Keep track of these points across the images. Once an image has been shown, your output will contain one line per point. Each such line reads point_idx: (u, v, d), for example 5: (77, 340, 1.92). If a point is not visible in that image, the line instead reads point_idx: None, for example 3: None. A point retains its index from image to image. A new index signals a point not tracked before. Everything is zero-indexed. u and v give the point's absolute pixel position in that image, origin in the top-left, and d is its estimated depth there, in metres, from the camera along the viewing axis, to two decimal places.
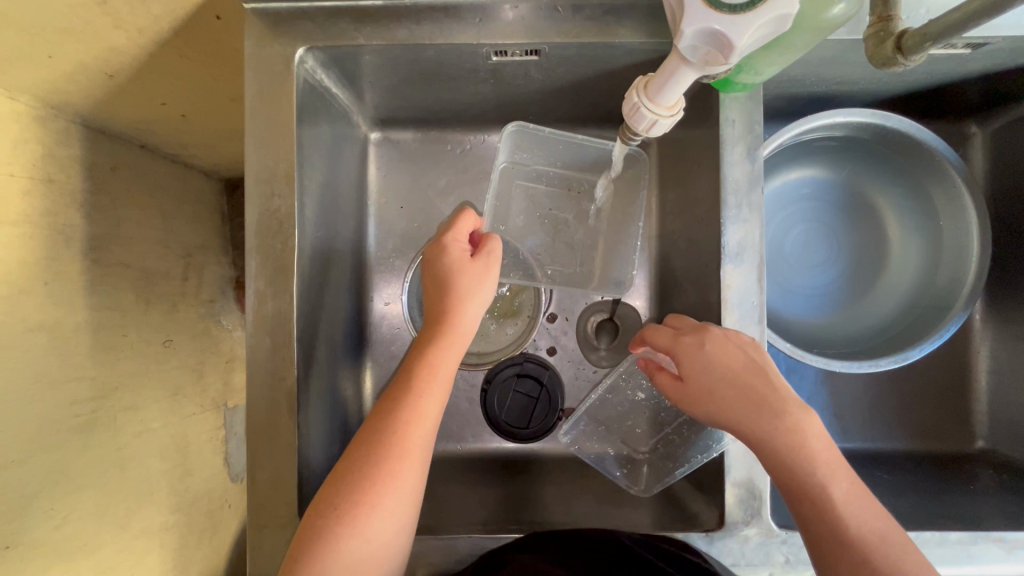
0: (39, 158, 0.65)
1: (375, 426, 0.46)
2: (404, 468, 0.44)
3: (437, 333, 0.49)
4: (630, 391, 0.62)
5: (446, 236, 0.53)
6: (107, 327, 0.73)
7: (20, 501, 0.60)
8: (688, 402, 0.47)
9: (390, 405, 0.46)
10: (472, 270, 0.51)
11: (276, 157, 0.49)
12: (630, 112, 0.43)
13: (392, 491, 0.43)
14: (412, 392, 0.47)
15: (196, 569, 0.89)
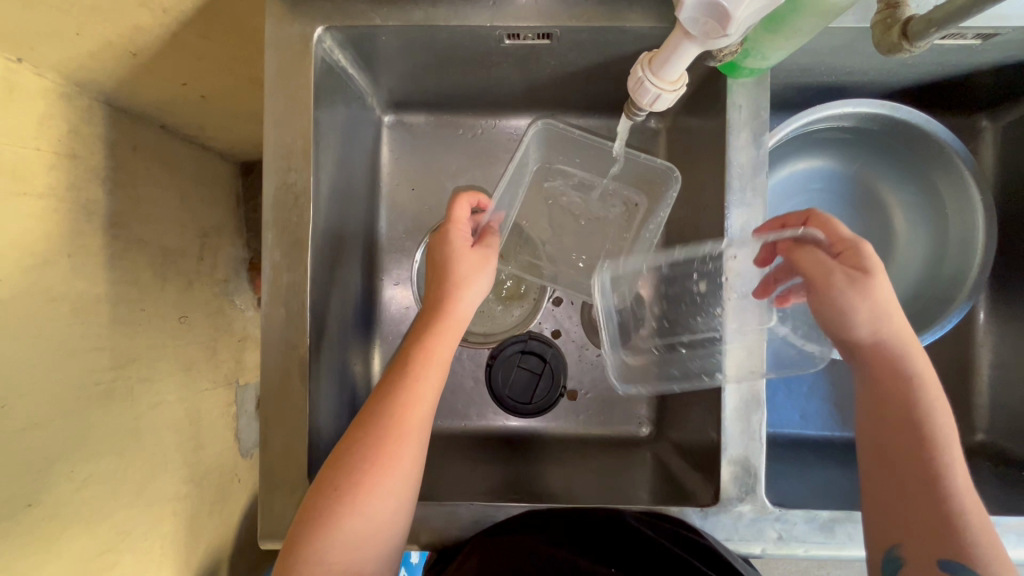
0: (65, 133, 0.67)
1: (373, 411, 0.48)
2: (402, 449, 0.46)
3: (434, 320, 0.51)
4: (693, 275, 0.55)
5: (447, 225, 0.54)
6: (125, 301, 0.76)
7: (44, 462, 0.62)
8: (854, 296, 0.46)
9: (388, 389, 0.48)
10: (471, 258, 0.52)
11: (294, 133, 0.51)
12: (635, 87, 0.42)
13: (390, 473, 0.46)
14: (410, 377, 0.48)
15: (206, 539, 0.91)
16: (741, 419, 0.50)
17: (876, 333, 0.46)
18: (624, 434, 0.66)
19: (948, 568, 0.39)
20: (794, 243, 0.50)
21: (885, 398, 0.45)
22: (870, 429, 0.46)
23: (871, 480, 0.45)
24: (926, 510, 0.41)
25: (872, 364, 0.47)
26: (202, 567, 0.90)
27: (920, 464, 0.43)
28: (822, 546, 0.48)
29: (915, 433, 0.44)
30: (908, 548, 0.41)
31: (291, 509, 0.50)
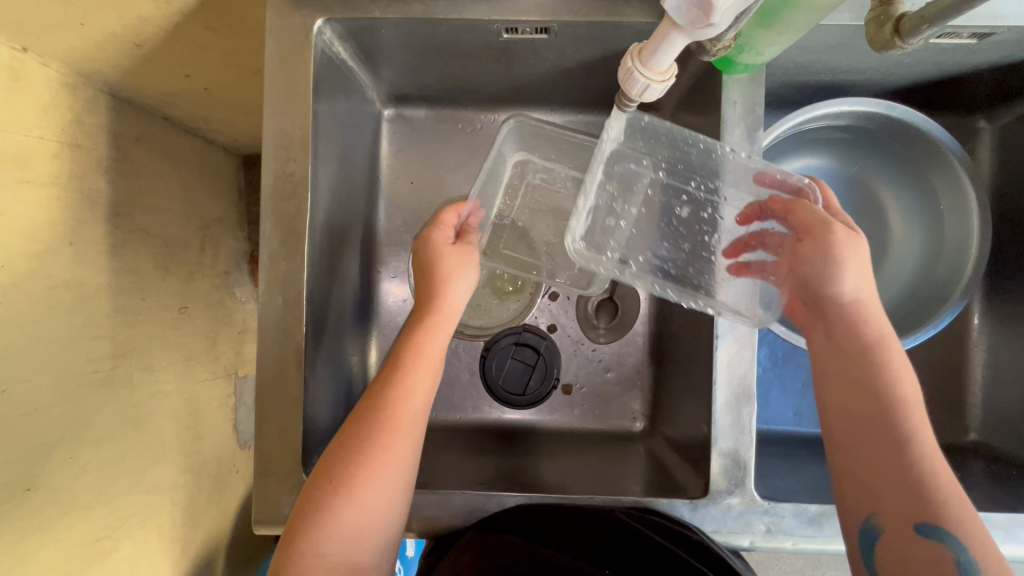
0: (69, 123, 0.68)
1: (366, 404, 0.49)
2: (394, 441, 0.47)
3: (422, 312, 0.52)
4: (683, 195, 0.59)
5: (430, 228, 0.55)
6: (126, 290, 0.76)
7: (45, 447, 0.63)
8: (835, 248, 0.46)
9: (382, 382, 0.50)
10: (454, 254, 0.53)
11: (293, 123, 0.51)
12: (624, 77, 0.42)
13: (383, 465, 0.46)
14: (401, 370, 0.50)
15: (204, 529, 0.92)
16: (732, 412, 0.51)
17: (853, 291, 0.47)
18: (617, 429, 0.67)
19: (924, 530, 0.41)
20: (784, 203, 0.52)
21: (855, 360, 0.46)
22: (837, 396, 0.47)
23: (840, 446, 0.46)
24: (898, 476, 0.42)
25: (842, 326, 0.47)
26: (198, 557, 0.91)
27: (890, 430, 0.44)
28: (809, 539, 0.49)
29: (881, 398, 0.45)
30: (884, 516, 0.42)
31: (286, 496, 0.51)
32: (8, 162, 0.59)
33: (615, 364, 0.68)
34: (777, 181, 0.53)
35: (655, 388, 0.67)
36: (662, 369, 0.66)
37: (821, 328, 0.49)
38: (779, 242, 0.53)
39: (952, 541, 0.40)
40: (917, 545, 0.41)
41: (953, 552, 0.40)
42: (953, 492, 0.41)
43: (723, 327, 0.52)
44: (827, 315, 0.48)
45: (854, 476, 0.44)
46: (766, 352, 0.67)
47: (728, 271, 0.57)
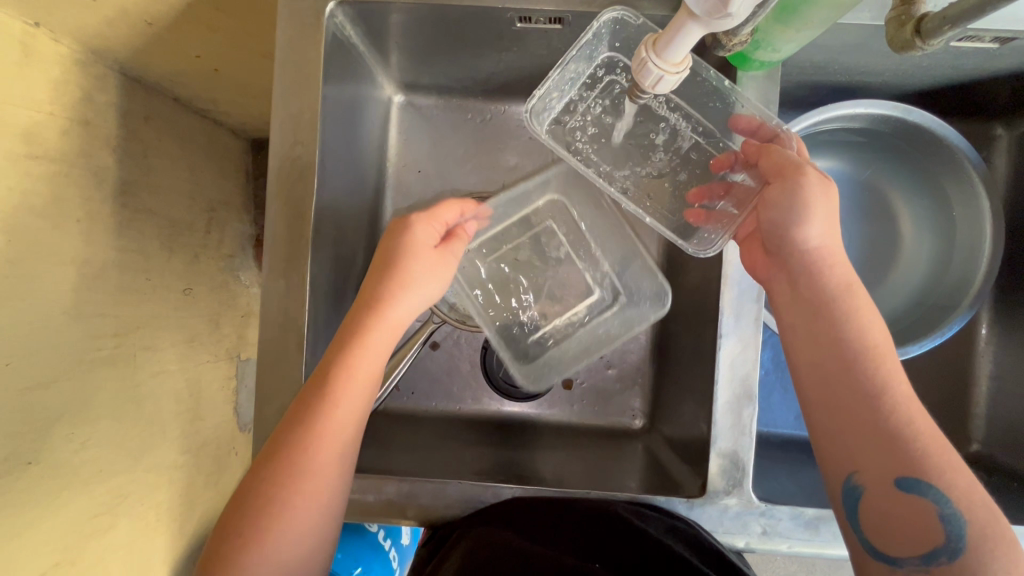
0: (79, 100, 0.67)
1: (274, 441, 0.46)
2: (305, 487, 0.45)
3: (359, 320, 0.50)
4: (671, 117, 0.56)
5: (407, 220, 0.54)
6: (131, 269, 0.76)
7: (47, 422, 0.63)
8: (805, 189, 0.44)
9: (296, 412, 0.46)
10: (410, 267, 0.52)
11: (302, 106, 0.51)
12: (638, 67, 0.41)
13: (294, 514, 0.44)
14: (314, 407, 0.46)
15: (202, 509, 0.93)
16: (733, 412, 0.50)
17: (819, 235, 0.45)
18: (616, 426, 0.67)
19: (903, 485, 0.38)
20: (755, 146, 0.50)
21: (819, 309, 0.44)
22: (806, 353, 0.44)
23: (813, 404, 0.43)
24: (872, 431, 0.39)
25: (805, 275, 0.45)
26: (195, 536, 0.92)
27: (864, 387, 0.41)
28: (805, 542, 0.48)
29: (848, 349, 0.42)
30: (865, 474, 0.39)
31: None
32: (16, 136, 0.59)
33: (616, 361, 0.68)
34: (754, 126, 0.51)
35: (655, 387, 0.67)
36: (664, 367, 0.66)
37: (785, 277, 0.46)
38: (745, 193, 0.52)
39: (935, 496, 0.37)
40: (898, 500, 0.38)
41: (936, 506, 0.37)
42: (931, 440, 0.39)
43: (729, 326, 0.51)
44: (790, 264, 0.46)
45: (830, 434, 0.41)
46: (768, 354, 0.67)
47: (691, 218, 0.55)
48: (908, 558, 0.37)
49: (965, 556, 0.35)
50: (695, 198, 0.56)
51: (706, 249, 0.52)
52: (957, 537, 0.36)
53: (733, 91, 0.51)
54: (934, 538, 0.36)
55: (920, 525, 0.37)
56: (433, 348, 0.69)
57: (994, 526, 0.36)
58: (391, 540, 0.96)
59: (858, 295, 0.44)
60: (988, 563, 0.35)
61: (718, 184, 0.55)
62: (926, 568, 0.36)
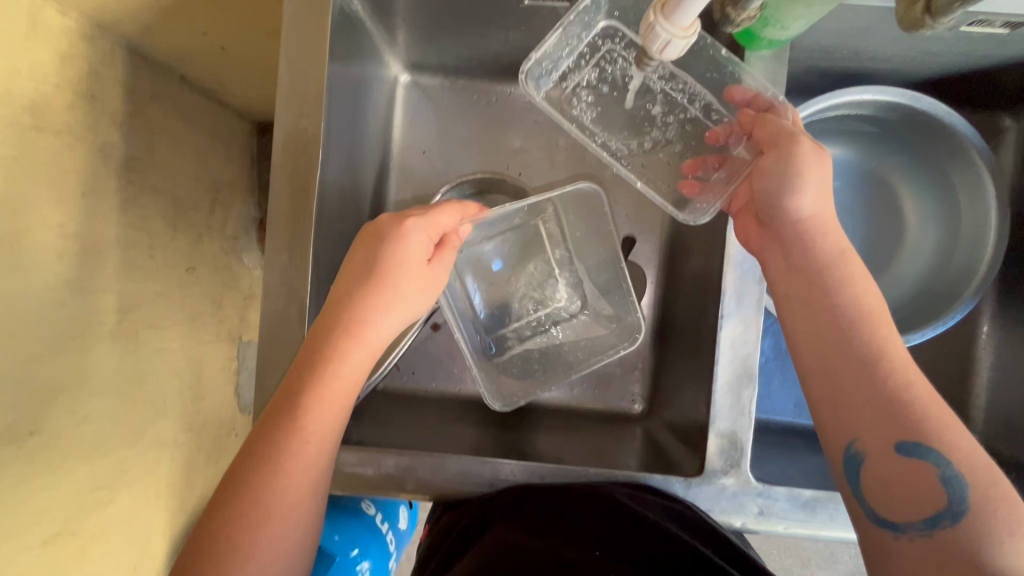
0: (85, 75, 0.67)
1: (239, 474, 0.45)
2: (273, 519, 0.45)
3: (334, 338, 0.49)
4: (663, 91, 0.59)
5: (394, 226, 0.52)
6: (134, 246, 0.77)
7: (50, 396, 0.63)
8: (799, 158, 0.46)
9: (262, 441, 0.46)
10: (382, 291, 0.51)
11: (308, 79, 0.51)
12: (646, 31, 0.41)
13: (265, 545, 0.44)
14: (278, 436, 0.46)
15: (200, 487, 0.93)
16: (732, 393, 0.50)
17: (811, 205, 0.47)
18: (615, 410, 0.68)
19: (904, 448, 0.39)
20: (750, 114, 0.51)
21: (812, 276, 0.46)
22: (802, 320, 0.46)
23: (811, 373, 0.45)
24: (871, 396, 0.41)
25: (797, 243, 0.47)
26: (193, 514, 0.92)
27: (862, 357, 0.42)
28: (801, 523, 0.49)
29: (843, 315, 0.44)
30: (865, 441, 0.40)
31: None
32: (24, 108, 0.58)
33: None
34: (748, 96, 0.53)
35: (655, 371, 0.67)
36: (664, 352, 0.66)
37: (777, 248, 0.48)
38: (741, 164, 0.54)
39: (936, 459, 0.38)
40: (898, 464, 0.39)
41: (937, 468, 0.38)
42: (930, 404, 0.40)
43: (730, 307, 0.51)
44: (783, 234, 0.48)
45: (829, 402, 0.43)
46: (769, 342, 0.67)
47: (685, 189, 0.58)
48: (910, 523, 0.38)
49: (967, 518, 0.36)
50: (690, 169, 0.58)
51: (696, 215, 0.55)
52: (958, 499, 0.37)
53: (728, 61, 0.53)
54: (937, 501, 0.37)
55: (922, 489, 0.38)
56: (434, 329, 0.69)
57: (995, 487, 0.37)
58: (388, 523, 0.97)
59: (851, 263, 0.46)
60: (992, 524, 0.36)
61: (714, 156, 0.57)
62: (929, 532, 0.37)
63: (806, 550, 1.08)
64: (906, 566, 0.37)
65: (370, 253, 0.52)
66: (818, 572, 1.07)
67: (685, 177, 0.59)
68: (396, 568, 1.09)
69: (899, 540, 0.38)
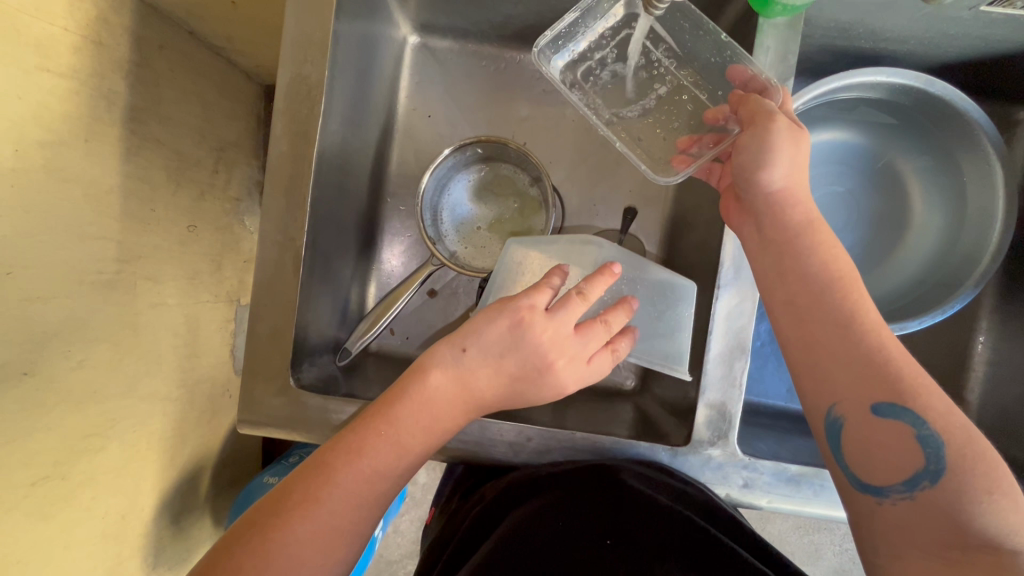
0: (94, 19, 0.66)
1: (305, 483, 0.43)
2: (333, 544, 0.42)
3: (459, 418, 0.48)
4: (666, 75, 0.59)
5: (566, 373, 0.48)
6: (137, 198, 0.76)
7: (49, 337, 0.63)
8: (773, 134, 0.46)
9: (343, 466, 0.44)
10: (516, 399, 0.49)
11: (315, 25, 0.51)
12: None
13: (310, 560, 0.41)
14: (362, 470, 0.44)
15: (193, 446, 0.93)
16: (724, 364, 0.51)
17: (783, 177, 0.47)
18: (609, 384, 0.68)
19: (879, 411, 0.40)
20: (739, 94, 0.52)
21: (784, 246, 0.46)
22: (778, 292, 0.46)
23: (790, 343, 0.46)
24: (848, 360, 0.42)
25: (769, 216, 0.47)
26: (185, 471, 0.92)
27: (839, 323, 0.43)
28: (785, 497, 0.50)
29: (815, 283, 0.45)
30: (845, 405, 0.41)
31: (269, 398, 0.51)
32: (30, 47, 0.58)
33: None
34: (747, 77, 0.52)
35: None
36: None
37: (752, 223, 0.49)
38: (726, 142, 0.53)
39: (910, 419, 0.39)
40: (876, 427, 0.40)
41: (912, 428, 0.39)
42: (906, 363, 0.41)
43: (727, 279, 0.51)
44: (756, 209, 0.48)
45: (809, 371, 0.44)
46: (767, 326, 0.66)
47: (673, 163, 0.56)
48: (891, 487, 0.39)
49: (945, 477, 0.37)
50: (684, 145, 0.57)
51: (674, 177, 0.54)
52: (936, 458, 0.38)
53: (728, 44, 0.53)
54: (915, 462, 0.38)
55: (900, 453, 0.39)
56: (430, 295, 0.68)
57: (972, 445, 0.38)
58: None
59: (820, 231, 0.46)
60: (969, 482, 0.37)
61: (711, 134, 0.55)
62: (911, 494, 0.38)
63: (793, 544, 1.08)
64: (891, 531, 0.38)
65: (525, 374, 0.48)
66: (803, 566, 1.08)
67: (678, 154, 0.57)
68: (382, 539, 1.10)
69: (883, 504, 0.39)
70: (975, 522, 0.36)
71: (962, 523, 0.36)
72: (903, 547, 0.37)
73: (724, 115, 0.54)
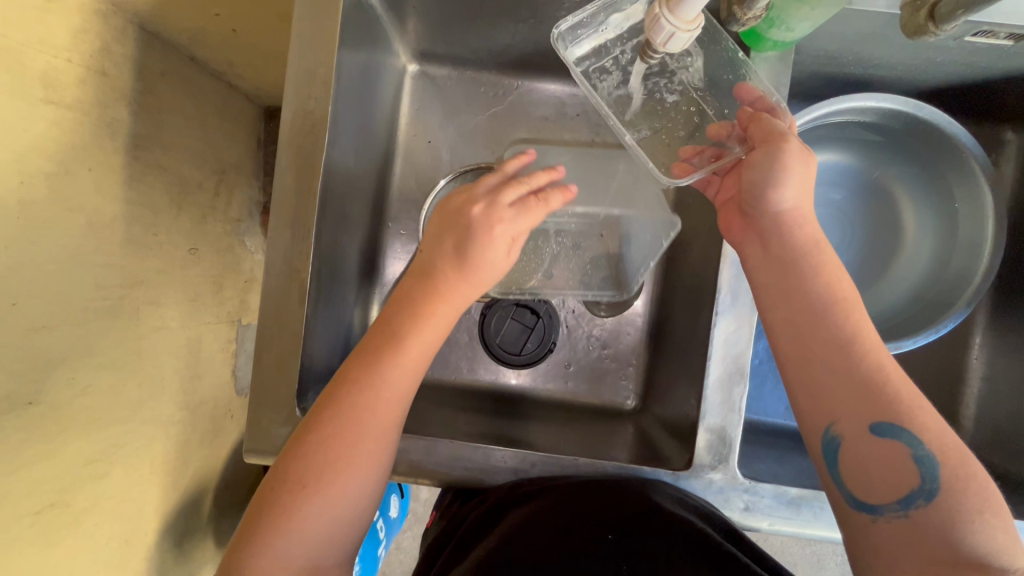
0: (97, 50, 0.67)
1: (328, 393, 0.49)
2: (367, 446, 0.48)
3: (428, 304, 0.51)
4: (676, 84, 0.55)
5: (493, 223, 0.50)
6: (140, 223, 0.77)
7: (53, 365, 0.63)
8: (786, 156, 0.46)
9: (359, 373, 0.49)
10: (460, 266, 0.51)
11: (318, 62, 0.52)
12: (650, 23, 0.39)
13: (354, 461, 0.47)
14: (377, 371, 0.49)
15: (195, 467, 0.93)
16: (723, 389, 0.52)
17: (793, 199, 0.48)
18: (608, 404, 0.69)
19: (878, 430, 0.41)
20: (749, 110, 0.51)
21: (790, 265, 0.47)
22: (779, 310, 0.47)
23: (791, 364, 0.46)
24: (846, 381, 0.43)
25: (776, 234, 0.48)
26: (188, 494, 0.92)
27: (839, 346, 0.44)
28: (785, 520, 0.50)
29: (818, 304, 0.45)
30: (842, 425, 0.42)
31: (276, 427, 0.52)
32: (35, 80, 0.59)
33: (611, 341, 0.71)
34: (754, 96, 0.51)
35: (649, 368, 0.69)
36: (657, 350, 0.68)
37: (757, 239, 0.49)
38: (733, 155, 0.52)
39: (907, 439, 0.40)
40: (874, 446, 0.41)
41: (910, 448, 0.40)
42: (901, 385, 0.42)
43: (725, 305, 0.52)
44: (763, 226, 0.49)
45: (808, 391, 0.44)
46: (765, 344, 0.67)
47: (676, 171, 0.53)
48: (886, 504, 0.40)
49: (940, 496, 0.38)
50: (686, 155, 0.54)
51: (679, 181, 0.51)
52: (931, 477, 0.39)
53: (745, 64, 0.52)
54: (911, 481, 0.39)
55: (896, 471, 0.40)
56: None
57: (965, 466, 0.39)
58: (380, 510, 0.97)
59: (825, 252, 0.47)
60: (962, 502, 0.38)
61: (714, 147, 0.53)
62: (905, 512, 0.39)
63: (793, 555, 1.08)
64: (885, 549, 0.39)
65: (462, 239, 0.50)
66: None
67: (680, 161, 0.54)
68: (384, 557, 1.10)
69: (876, 521, 0.40)
70: (965, 540, 0.37)
71: (953, 542, 0.37)
72: (898, 565, 0.38)
73: (730, 128, 0.53)
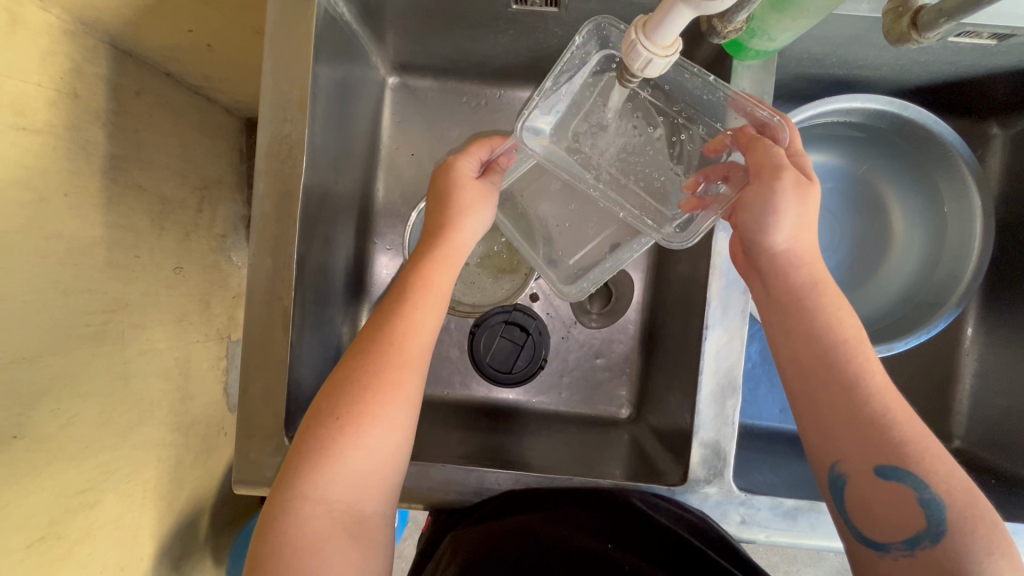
0: (66, 72, 0.65)
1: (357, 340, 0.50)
2: (403, 375, 0.48)
3: (439, 241, 0.54)
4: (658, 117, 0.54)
5: (458, 155, 0.56)
6: (120, 246, 0.76)
7: (36, 397, 0.62)
8: (778, 194, 0.45)
9: (385, 314, 0.51)
10: (473, 188, 0.55)
11: (292, 83, 0.51)
12: (627, 49, 0.38)
13: (389, 398, 0.47)
14: (408, 303, 0.51)
15: (190, 489, 0.92)
16: (717, 402, 0.51)
17: (786, 240, 0.47)
18: (603, 415, 0.69)
19: (884, 473, 0.41)
20: (748, 136, 0.49)
21: (790, 307, 0.47)
22: (786, 347, 0.48)
23: (798, 399, 0.46)
24: (852, 423, 0.43)
25: (774, 276, 0.48)
26: (184, 515, 0.91)
27: (842, 385, 0.44)
28: (783, 531, 0.50)
29: (822, 343, 0.45)
30: (847, 463, 0.42)
31: (265, 457, 0.51)
32: (4, 106, 0.57)
33: (604, 350, 0.70)
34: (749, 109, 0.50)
35: (641, 376, 0.69)
36: (649, 358, 0.68)
37: (759, 279, 0.49)
38: (734, 180, 0.51)
39: (914, 483, 0.40)
40: (879, 487, 0.41)
41: (915, 492, 0.40)
42: (909, 428, 0.42)
43: (715, 318, 0.52)
44: (762, 267, 0.49)
45: (815, 428, 0.45)
46: (756, 348, 0.68)
47: (683, 207, 0.53)
48: (892, 543, 0.40)
49: (946, 539, 0.38)
50: (690, 188, 0.53)
51: (691, 236, 0.51)
52: (937, 519, 0.39)
53: (719, 86, 0.50)
54: (917, 523, 0.39)
55: (902, 514, 0.40)
56: None
57: (973, 509, 0.39)
58: None
59: (827, 294, 0.47)
60: (969, 544, 0.38)
61: (718, 167, 0.52)
62: (911, 552, 0.39)
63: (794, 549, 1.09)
64: None
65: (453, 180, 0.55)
66: (805, 570, 1.09)
67: (687, 196, 0.53)
68: None
69: (884, 558, 0.40)
70: None
71: None
72: None
73: (727, 146, 0.52)
